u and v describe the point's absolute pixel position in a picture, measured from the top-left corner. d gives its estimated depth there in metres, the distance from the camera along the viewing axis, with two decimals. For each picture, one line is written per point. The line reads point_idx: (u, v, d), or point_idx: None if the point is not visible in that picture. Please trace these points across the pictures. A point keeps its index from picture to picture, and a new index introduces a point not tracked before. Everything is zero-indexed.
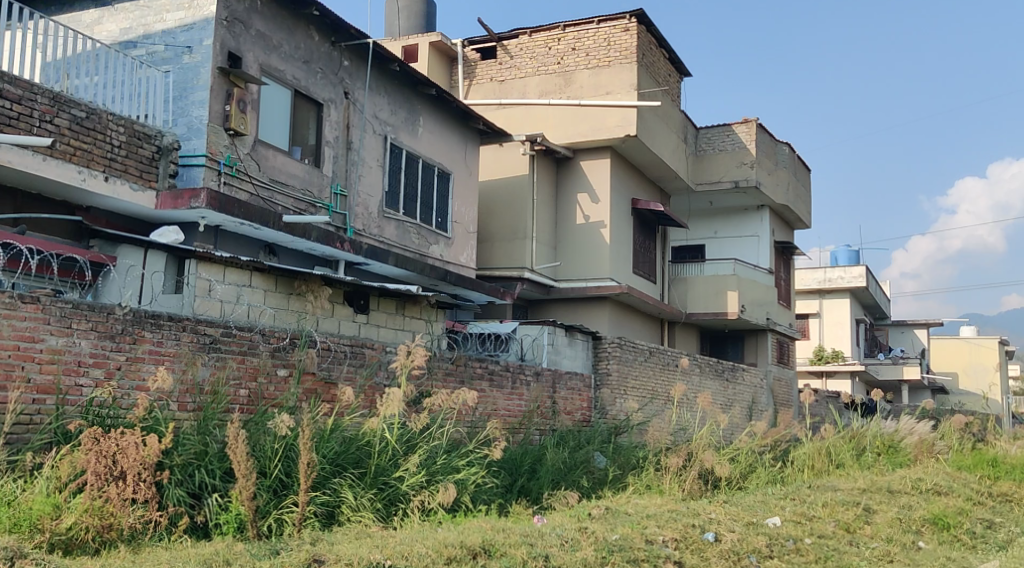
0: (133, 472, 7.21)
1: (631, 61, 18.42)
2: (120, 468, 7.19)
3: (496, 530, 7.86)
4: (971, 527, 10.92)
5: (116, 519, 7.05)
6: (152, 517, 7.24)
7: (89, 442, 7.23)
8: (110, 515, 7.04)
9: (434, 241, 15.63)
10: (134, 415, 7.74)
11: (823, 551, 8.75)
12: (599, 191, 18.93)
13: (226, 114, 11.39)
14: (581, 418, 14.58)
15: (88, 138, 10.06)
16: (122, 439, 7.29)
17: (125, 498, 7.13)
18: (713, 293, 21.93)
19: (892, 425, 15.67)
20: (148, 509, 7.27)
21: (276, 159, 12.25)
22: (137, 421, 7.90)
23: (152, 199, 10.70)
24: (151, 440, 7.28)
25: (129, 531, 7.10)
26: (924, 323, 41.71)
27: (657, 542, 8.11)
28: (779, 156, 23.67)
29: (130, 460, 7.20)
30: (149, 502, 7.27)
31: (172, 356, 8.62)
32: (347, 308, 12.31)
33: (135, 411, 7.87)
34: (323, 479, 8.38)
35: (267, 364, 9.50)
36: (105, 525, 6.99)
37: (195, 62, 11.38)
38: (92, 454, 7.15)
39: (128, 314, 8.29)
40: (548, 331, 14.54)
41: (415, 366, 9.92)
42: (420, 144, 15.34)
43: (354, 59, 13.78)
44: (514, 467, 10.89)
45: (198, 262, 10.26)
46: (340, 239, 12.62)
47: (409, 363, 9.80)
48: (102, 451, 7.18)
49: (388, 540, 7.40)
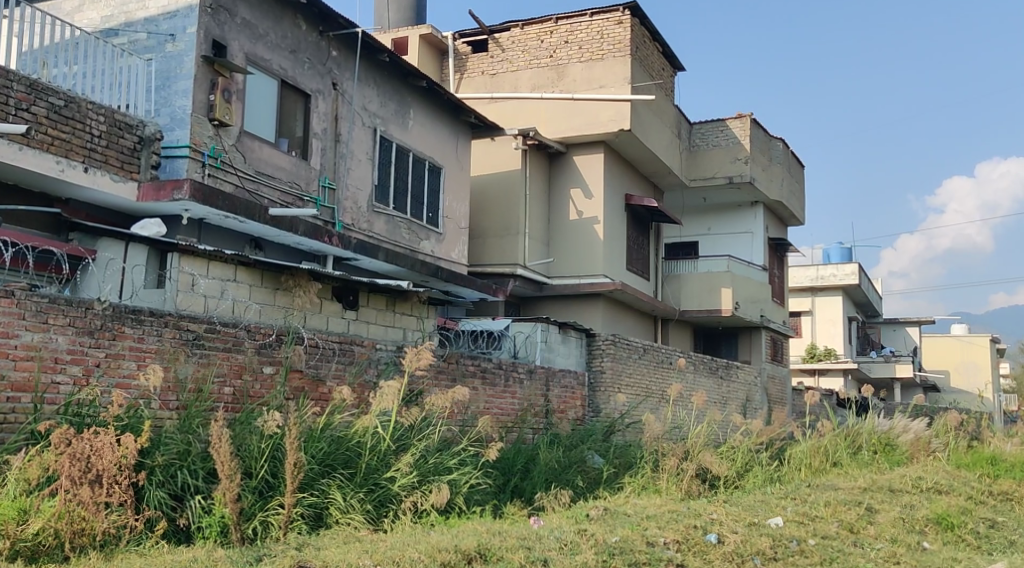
0: (109, 474, 6.84)
1: (625, 54, 18.13)
2: (96, 470, 6.80)
3: (491, 533, 7.55)
4: (974, 527, 10.65)
5: (90, 524, 6.69)
6: (128, 522, 6.91)
7: (61, 444, 6.75)
8: (82, 520, 6.67)
9: (425, 236, 15.33)
10: (110, 413, 7.40)
11: (828, 552, 8.47)
12: (592, 186, 18.64)
13: (210, 104, 11.05)
14: (574, 417, 14.31)
15: (66, 127, 9.71)
16: (96, 440, 6.87)
17: (98, 502, 6.73)
18: (707, 290, 21.68)
19: (887, 423, 15.40)
20: (124, 513, 6.94)
21: (262, 151, 11.92)
22: (112, 421, 7.54)
23: (133, 190, 10.36)
24: (129, 439, 6.94)
25: (106, 537, 6.78)
26: (916, 321, 41.61)
27: (658, 544, 7.82)
28: (773, 152, 23.44)
29: (107, 462, 6.83)
30: (126, 505, 6.93)
31: (154, 352, 8.31)
32: (336, 304, 11.98)
33: (110, 410, 7.51)
34: (311, 479, 8.08)
35: (253, 362, 9.21)
36: (78, 529, 6.64)
37: (178, 51, 11.04)
38: (65, 457, 6.70)
39: (107, 309, 7.97)
40: (541, 328, 14.26)
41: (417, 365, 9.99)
42: (411, 138, 15.02)
43: (342, 49, 13.44)
44: (508, 467, 10.62)
45: (181, 256, 9.87)
46: (329, 233, 12.29)
47: (408, 363, 9.84)
48: (75, 453, 6.74)
49: (378, 544, 7.07)
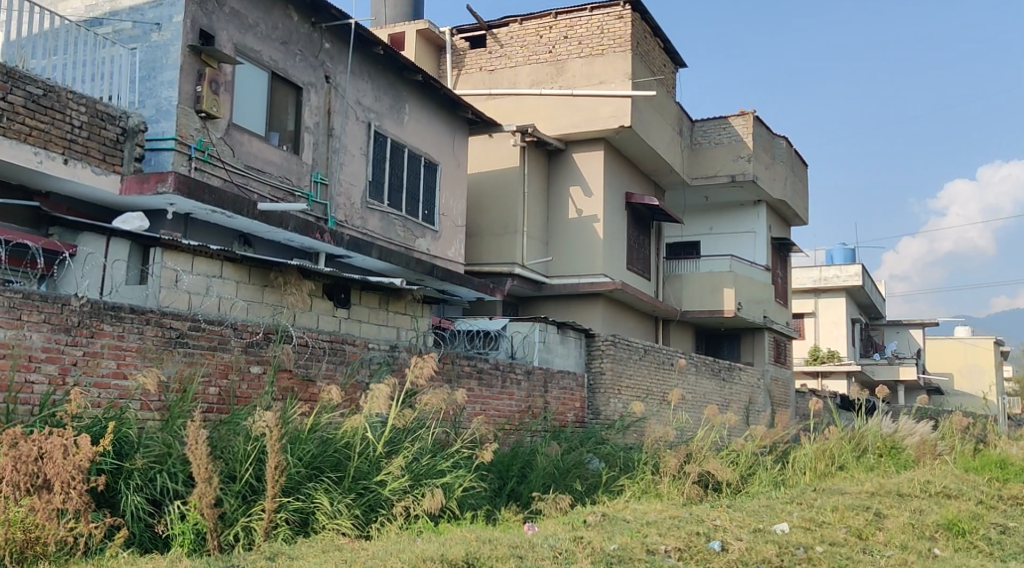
0: (61, 480, 6.34)
1: (625, 49, 17.79)
2: (43, 474, 6.35)
3: (482, 541, 7.18)
4: (986, 533, 10.26)
5: (43, 532, 6.28)
6: (83, 530, 6.44)
7: (6, 445, 6.32)
8: (35, 528, 6.28)
9: (420, 234, 14.98)
10: (69, 410, 6.93)
11: (835, 560, 8.06)
12: (591, 183, 18.29)
13: (197, 95, 10.71)
14: (574, 419, 14.00)
15: (46, 117, 9.37)
16: (47, 442, 6.39)
17: (52, 509, 6.32)
18: (709, 291, 21.31)
19: (892, 426, 14.99)
20: (80, 521, 6.45)
21: (251, 145, 11.57)
22: (98, 422, 7.17)
23: (116, 183, 10.02)
24: (84, 441, 6.47)
25: (69, 545, 6.41)
26: (920, 323, 41.21)
27: (658, 552, 7.47)
28: (776, 150, 23.09)
29: (56, 466, 6.35)
30: (81, 512, 6.44)
31: (135, 351, 7.96)
32: (327, 302, 11.64)
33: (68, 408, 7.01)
34: (296, 484, 7.74)
35: (239, 361, 8.87)
36: (31, 539, 6.26)
37: (164, 41, 10.69)
38: (9, 460, 6.25)
39: (85, 306, 7.61)
40: (539, 328, 13.86)
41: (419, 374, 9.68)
42: (407, 133, 14.68)
43: (335, 41, 13.10)
44: (504, 470, 10.26)
45: (164, 251, 9.51)
46: (319, 229, 11.91)
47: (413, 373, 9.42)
48: (20, 456, 6.30)
49: (361, 554, 6.73)
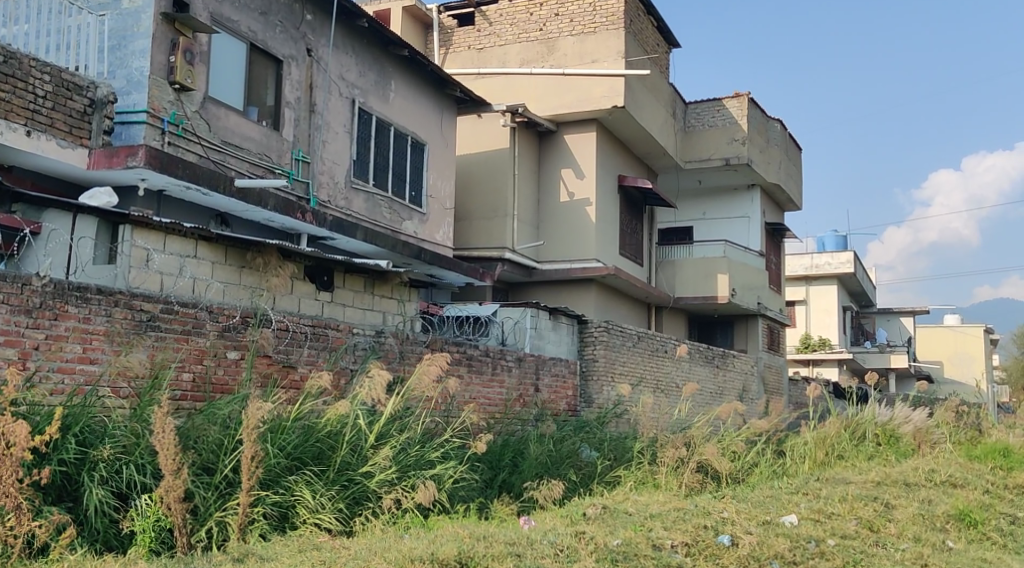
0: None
1: (619, 27, 17.26)
2: None
3: (475, 539, 6.68)
4: (998, 524, 9.81)
5: None
6: (24, 530, 5.87)
7: None
8: None
9: (407, 216, 14.44)
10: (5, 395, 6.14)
11: (850, 554, 7.60)
12: (584, 166, 17.76)
13: (171, 66, 10.13)
14: (565, 408, 13.48)
15: (6, 86, 8.77)
16: None
17: None
18: (702, 276, 20.82)
19: (888, 413, 14.54)
20: (22, 520, 5.89)
21: (229, 120, 11.00)
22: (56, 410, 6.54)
23: (84, 157, 9.44)
24: (19, 429, 5.78)
25: (9, 547, 5.87)
26: (911, 311, 40.95)
27: (664, 548, 7.00)
28: (771, 133, 22.59)
29: None
30: (19, 509, 5.86)
31: (103, 335, 7.41)
32: (309, 285, 11.09)
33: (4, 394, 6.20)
34: (275, 476, 7.21)
35: (216, 346, 8.33)
36: None
37: (135, 7, 10.09)
38: None
39: (48, 286, 7.06)
40: (531, 314, 13.36)
41: (422, 372, 8.71)
42: (393, 111, 14.12)
43: (317, 13, 12.51)
44: (496, 460, 9.78)
45: (134, 228, 8.94)
46: (301, 209, 11.33)
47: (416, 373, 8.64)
48: None
49: (341, 553, 6.22)
